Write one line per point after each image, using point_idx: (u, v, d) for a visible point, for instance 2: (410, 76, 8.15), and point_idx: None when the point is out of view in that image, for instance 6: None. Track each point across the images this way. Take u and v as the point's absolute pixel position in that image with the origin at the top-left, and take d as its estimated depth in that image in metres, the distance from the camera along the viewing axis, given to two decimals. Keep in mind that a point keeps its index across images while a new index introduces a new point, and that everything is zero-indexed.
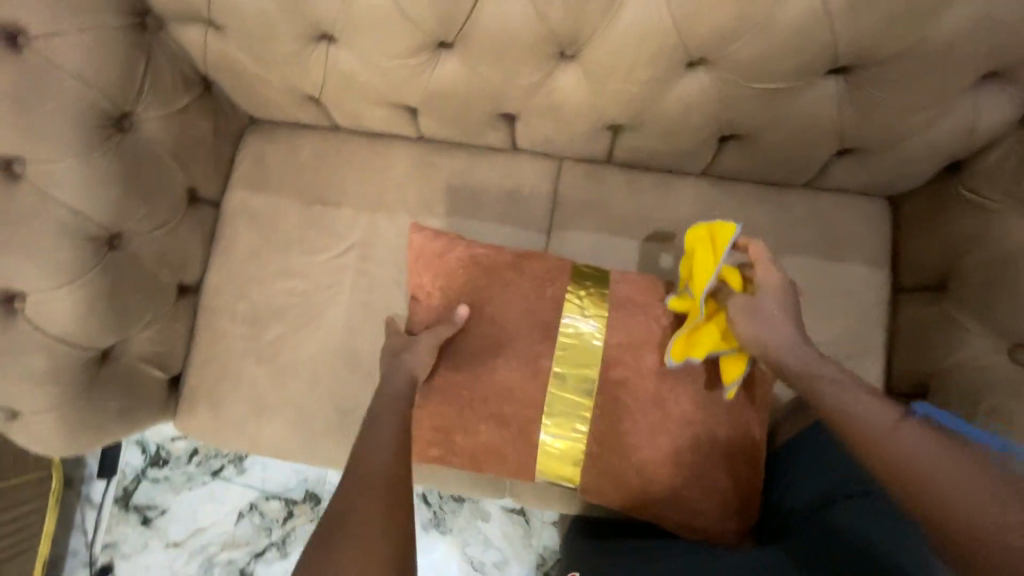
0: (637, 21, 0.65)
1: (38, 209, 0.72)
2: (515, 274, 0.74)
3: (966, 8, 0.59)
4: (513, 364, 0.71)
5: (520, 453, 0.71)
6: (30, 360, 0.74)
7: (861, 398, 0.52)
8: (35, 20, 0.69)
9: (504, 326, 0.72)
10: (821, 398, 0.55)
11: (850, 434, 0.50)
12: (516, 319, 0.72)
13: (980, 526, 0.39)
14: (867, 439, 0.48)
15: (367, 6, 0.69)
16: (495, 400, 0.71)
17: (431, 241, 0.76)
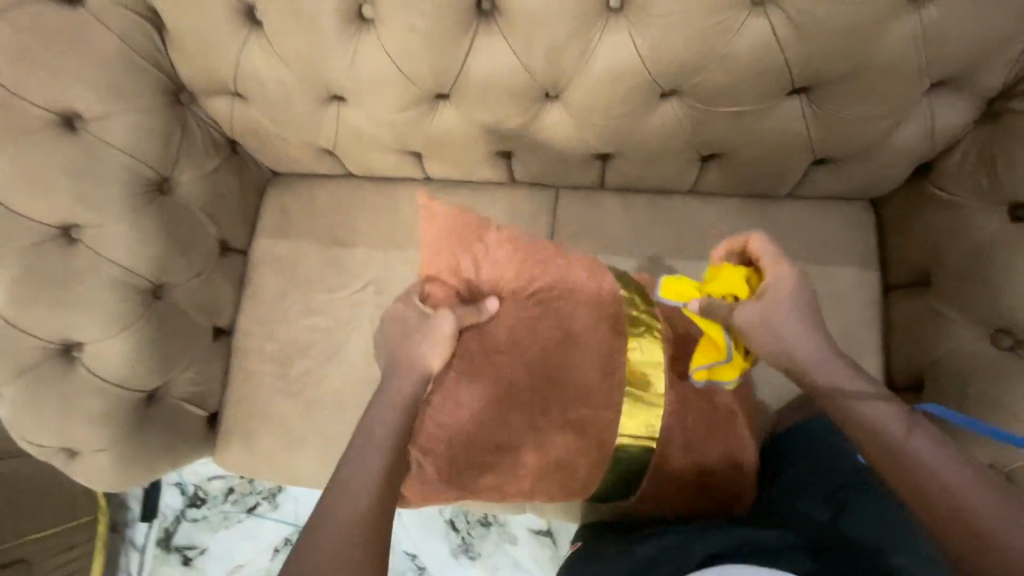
0: (610, 62, 0.73)
1: (93, 268, 0.82)
2: (564, 262, 0.77)
3: (904, 27, 0.65)
4: (551, 349, 0.74)
5: (529, 440, 0.74)
6: (89, 403, 0.83)
7: (884, 413, 0.56)
8: (88, 106, 0.79)
9: (555, 312, 0.75)
10: (841, 409, 0.58)
11: (872, 445, 0.55)
12: (568, 306, 0.76)
13: (1004, 547, 0.46)
14: (891, 452, 0.53)
15: (371, 69, 0.78)
16: (520, 382, 0.73)
17: (464, 218, 0.76)
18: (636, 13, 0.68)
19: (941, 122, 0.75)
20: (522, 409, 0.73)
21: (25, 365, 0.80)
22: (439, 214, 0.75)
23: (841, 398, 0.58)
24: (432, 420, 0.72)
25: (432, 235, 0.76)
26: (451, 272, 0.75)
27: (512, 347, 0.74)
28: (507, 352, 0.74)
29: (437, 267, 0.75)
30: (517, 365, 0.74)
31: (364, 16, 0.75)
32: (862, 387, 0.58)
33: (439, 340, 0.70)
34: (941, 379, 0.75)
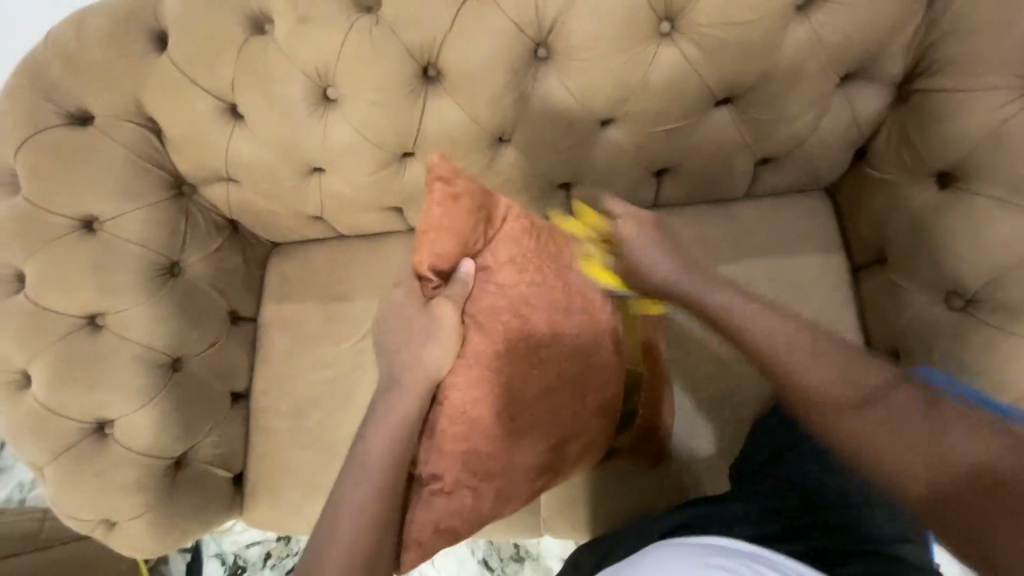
0: (547, 102, 0.81)
1: (118, 349, 0.92)
2: (567, 241, 0.78)
3: (796, 37, 0.74)
4: (575, 324, 0.73)
5: (562, 424, 0.74)
6: (123, 473, 0.91)
7: (836, 383, 0.64)
8: (103, 208, 0.91)
9: (568, 287, 0.74)
10: (791, 380, 0.66)
11: (806, 398, 0.65)
12: (587, 282, 0.76)
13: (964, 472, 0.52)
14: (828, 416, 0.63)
15: (342, 140, 0.88)
16: (549, 364, 0.71)
17: (475, 190, 0.71)
18: (560, 59, 0.78)
19: (861, 109, 0.82)
20: (536, 408, 0.72)
21: (66, 446, 0.90)
22: (454, 186, 0.69)
23: (789, 371, 0.66)
24: (463, 420, 0.69)
25: (437, 210, 0.69)
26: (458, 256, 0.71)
27: (526, 338, 0.70)
28: (531, 335, 0.71)
29: (438, 251, 0.69)
30: (532, 359, 0.70)
31: (329, 97, 0.86)
32: (809, 350, 0.67)
33: (446, 331, 0.69)
34: (912, 344, 0.80)
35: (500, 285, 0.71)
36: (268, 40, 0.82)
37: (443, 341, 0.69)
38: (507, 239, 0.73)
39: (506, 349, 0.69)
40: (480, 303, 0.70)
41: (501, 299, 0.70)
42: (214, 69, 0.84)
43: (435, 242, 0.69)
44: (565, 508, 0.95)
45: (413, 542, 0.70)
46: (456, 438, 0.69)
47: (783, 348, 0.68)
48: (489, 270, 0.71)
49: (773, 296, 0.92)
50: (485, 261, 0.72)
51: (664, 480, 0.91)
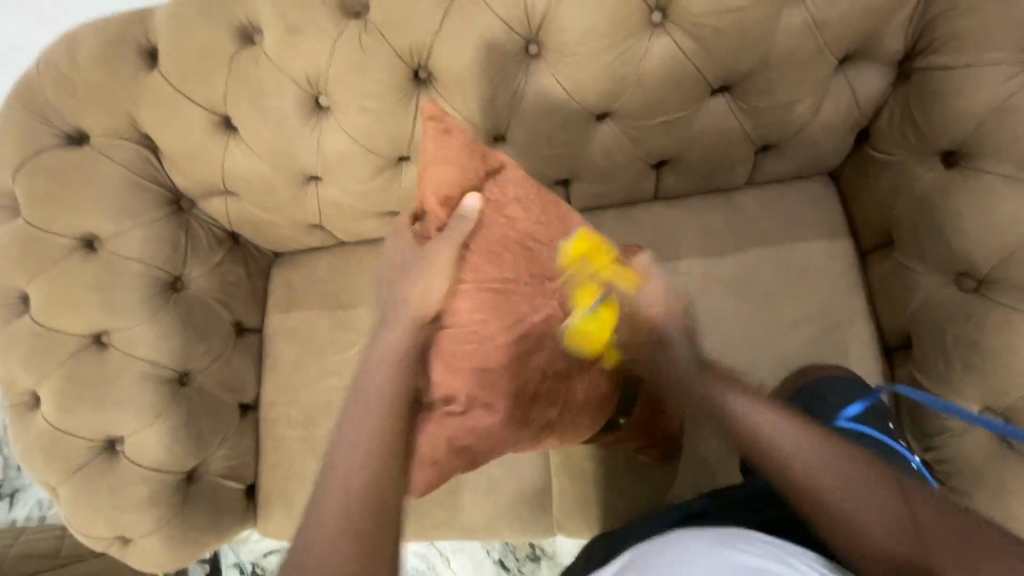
0: (541, 100, 0.81)
1: (124, 365, 0.92)
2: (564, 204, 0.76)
3: (790, 21, 0.73)
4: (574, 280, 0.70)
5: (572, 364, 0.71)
6: (135, 489, 0.92)
7: (810, 458, 0.56)
8: (103, 227, 0.91)
9: (566, 239, 0.72)
10: (768, 451, 0.58)
11: (779, 472, 0.57)
12: (588, 237, 0.74)
13: None
14: (782, 471, 0.57)
15: (336, 147, 0.87)
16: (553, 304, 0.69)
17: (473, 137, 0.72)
18: (552, 55, 0.77)
19: (861, 91, 0.80)
20: (532, 351, 0.69)
21: (78, 465, 0.91)
22: (450, 126, 0.70)
23: (766, 452, 0.58)
24: (468, 347, 0.67)
25: (436, 143, 0.69)
26: (457, 193, 0.69)
27: (530, 272, 0.69)
28: (528, 278, 0.69)
29: (441, 182, 0.69)
30: (531, 288, 0.69)
31: (321, 105, 0.86)
32: (828, 473, 0.55)
33: (445, 253, 0.66)
34: (925, 328, 0.79)
35: (507, 216, 0.69)
36: (257, 51, 0.82)
37: (448, 260, 0.67)
38: (509, 183, 0.72)
39: (502, 276, 0.68)
40: (481, 237, 0.68)
41: (504, 228, 0.69)
42: (205, 83, 0.84)
43: (435, 171, 0.69)
44: (579, 506, 0.94)
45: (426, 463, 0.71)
46: (467, 355, 0.67)
47: (787, 466, 0.57)
48: (496, 204, 0.70)
49: (782, 284, 0.91)
50: (490, 193, 0.70)
51: (677, 474, 0.90)
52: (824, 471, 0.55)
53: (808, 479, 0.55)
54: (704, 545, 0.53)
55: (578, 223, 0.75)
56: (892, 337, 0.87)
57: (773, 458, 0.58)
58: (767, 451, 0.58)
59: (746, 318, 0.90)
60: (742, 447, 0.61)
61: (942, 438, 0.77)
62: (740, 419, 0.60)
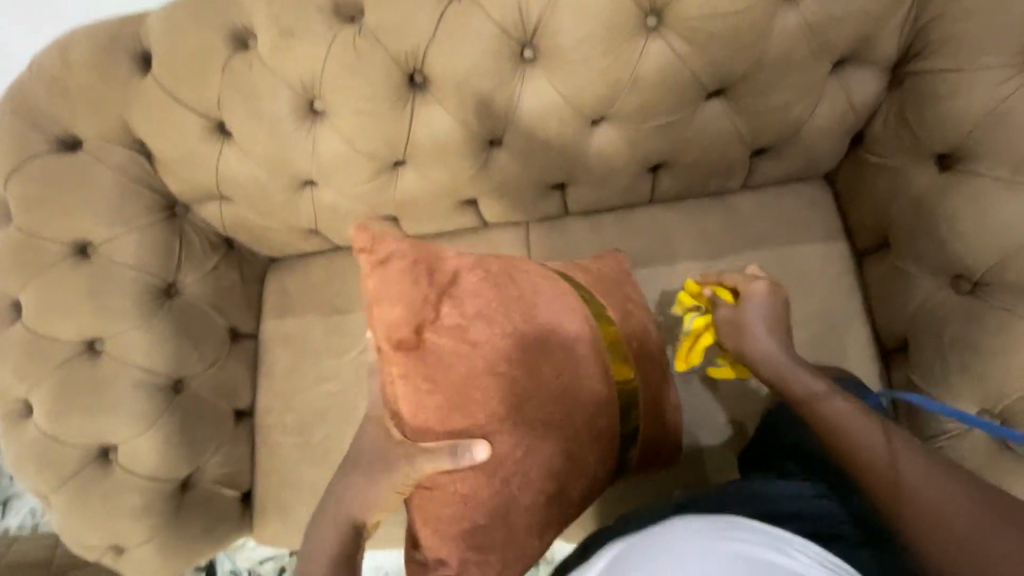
0: (537, 104, 0.80)
1: (118, 372, 0.92)
2: (533, 278, 0.72)
3: (785, 24, 0.73)
4: (549, 364, 0.67)
5: (567, 445, 0.68)
6: (129, 498, 0.91)
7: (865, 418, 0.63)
8: (96, 233, 0.91)
9: (535, 321, 0.68)
10: (821, 421, 0.65)
11: (827, 433, 0.64)
12: (554, 311, 0.70)
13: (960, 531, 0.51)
14: (826, 424, 0.64)
15: (332, 152, 0.87)
16: (534, 402, 0.65)
17: (414, 252, 0.65)
18: (547, 58, 0.77)
19: (856, 94, 0.81)
20: (526, 480, 0.65)
21: (71, 473, 0.90)
22: (388, 255, 0.64)
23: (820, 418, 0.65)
24: (455, 483, 0.63)
25: (378, 288, 0.63)
26: (407, 327, 0.62)
27: (503, 385, 0.64)
28: (498, 384, 0.64)
29: (391, 325, 0.62)
30: (505, 419, 0.63)
31: (316, 109, 0.85)
32: (864, 423, 0.62)
33: (406, 396, 0.63)
34: (921, 330, 0.79)
35: (470, 341, 0.64)
36: (252, 56, 0.82)
37: (408, 404, 0.63)
38: (463, 294, 0.66)
39: (471, 418, 0.63)
40: (444, 371, 0.62)
41: (465, 359, 0.63)
42: (198, 88, 0.84)
43: (386, 310, 0.63)
44: (577, 511, 0.94)
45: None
46: (458, 487, 0.63)
47: (825, 412, 0.65)
48: (457, 329, 0.64)
49: (779, 286, 0.91)
50: (446, 318, 0.64)
51: (675, 479, 0.90)
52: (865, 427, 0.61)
53: (845, 423, 0.63)
54: (699, 531, 0.55)
55: (542, 297, 0.70)
56: (888, 340, 0.87)
57: (816, 410, 0.66)
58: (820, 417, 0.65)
59: None
60: (798, 407, 0.69)
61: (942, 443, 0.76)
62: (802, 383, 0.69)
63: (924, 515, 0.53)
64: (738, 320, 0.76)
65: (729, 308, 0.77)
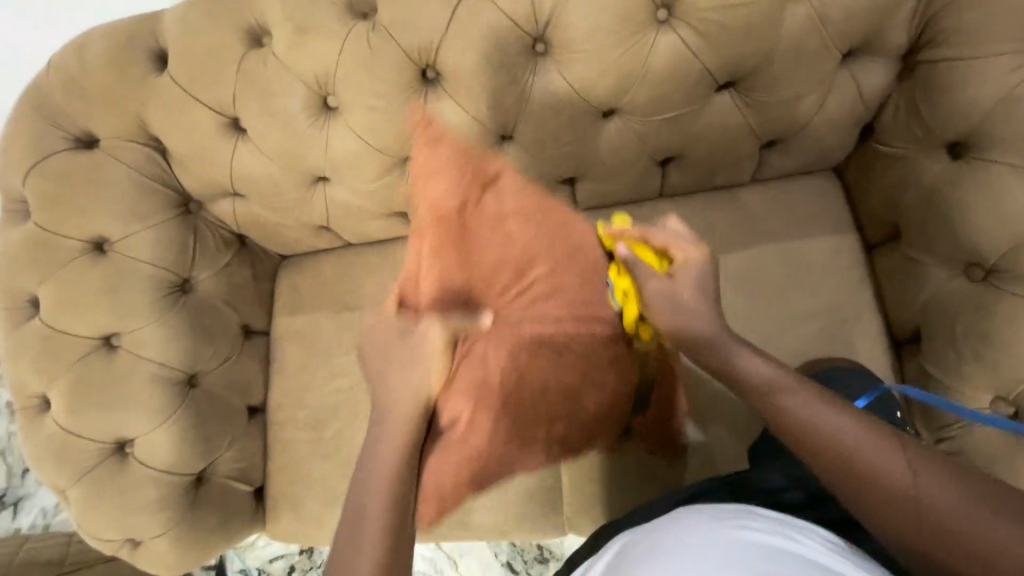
0: (549, 98, 0.81)
1: (134, 367, 0.92)
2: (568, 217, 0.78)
3: (795, 16, 0.74)
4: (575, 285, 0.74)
5: (574, 357, 0.75)
6: (145, 492, 0.91)
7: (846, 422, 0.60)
8: (113, 230, 0.92)
9: (570, 248, 0.75)
10: (799, 425, 0.61)
11: (806, 442, 0.60)
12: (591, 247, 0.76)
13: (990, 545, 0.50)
14: (804, 435, 0.60)
15: (345, 148, 0.88)
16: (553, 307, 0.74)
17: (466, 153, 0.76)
18: (559, 52, 0.77)
19: (866, 85, 0.81)
20: (539, 365, 0.74)
21: (87, 468, 0.91)
22: (442, 142, 0.77)
23: (795, 423, 0.61)
24: (471, 366, 0.71)
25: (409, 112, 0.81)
26: (456, 202, 0.71)
27: (526, 283, 0.74)
28: (525, 285, 0.73)
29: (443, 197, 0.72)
30: (522, 304, 0.73)
31: (330, 105, 0.86)
32: (860, 440, 0.58)
33: (438, 263, 0.70)
34: (934, 320, 0.79)
35: (506, 233, 0.73)
36: (266, 52, 0.83)
37: (434, 272, 0.70)
38: (510, 197, 0.75)
39: (489, 300, 0.73)
40: (483, 253, 0.72)
41: (502, 246, 0.72)
42: (213, 84, 0.85)
43: (434, 186, 0.72)
44: (588, 504, 0.94)
45: (425, 496, 0.68)
46: (470, 365, 0.71)
47: (820, 425, 0.60)
48: (495, 217, 0.73)
49: (789, 279, 0.91)
50: (488, 205, 0.73)
51: (687, 472, 0.90)
52: (853, 439, 0.58)
53: (844, 444, 0.58)
54: (709, 517, 0.56)
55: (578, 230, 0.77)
56: (901, 331, 0.87)
57: (802, 421, 0.61)
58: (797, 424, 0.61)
59: (754, 313, 0.90)
60: (764, 407, 0.65)
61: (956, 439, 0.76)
62: (781, 383, 0.64)
63: (947, 533, 0.52)
64: (671, 291, 0.70)
65: (663, 278, 0.70)
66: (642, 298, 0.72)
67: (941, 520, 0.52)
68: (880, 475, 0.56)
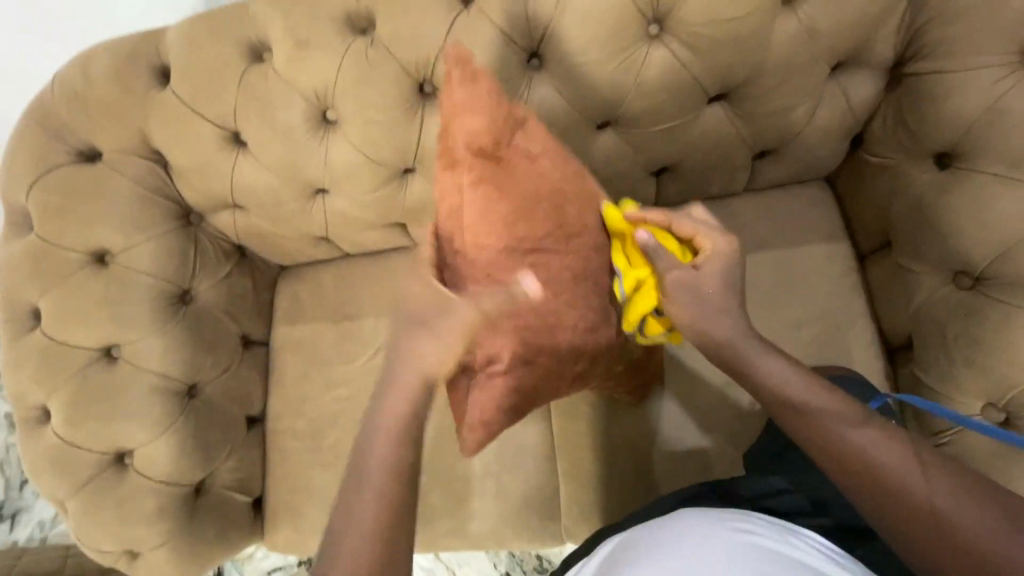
0: (544, 110, 0.83)
1: (134, 378, 0.93)
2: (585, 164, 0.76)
3: (783, 30, 0.75)
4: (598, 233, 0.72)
5: (602, 303, 0.74)
6: (143, 502, 0.92)
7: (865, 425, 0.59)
8: (114, 242, 0.93)
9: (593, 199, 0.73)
10: (815, 431, 0.60)
11: (821, 448, 0.60)
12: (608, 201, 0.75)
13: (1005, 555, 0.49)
14: (820, 438, 0.60)
15: (343, 160, 0.89)
16: (581, 255, 0.71)
17: (479, 83, 0.67)
18: (553, 65, 0.79)
19: (854, 97, 0.83)
20: (570, 307, 0.71)
21: (86, 479, 0.91)
22: (478, 73, 0.67)
23: (812, 424, 0.61)
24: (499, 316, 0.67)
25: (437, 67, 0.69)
26: (489, 136, 0.66)
27: (557, 230, 0.69)
28: (557, 229, 0.69)
29: (476, 131, 0.66)
30: (554, 243, 0.69)
31: (329, 118, 0.88)
32: (880, 446, 0.57)
33: (473, 200, 0.67)
34: (926, 327, 0.80)
35: (540, 172, 0.69)
36: (267, 67, 0.85)
37: (476, 209, 0.67)
38: (540, 135, 0.70)
39: (521, 232, 0.68)
40: (519, 189, 0.67)
41: (535, 184, 0.68)
42: (215, 98, 0.86)
43: (465, 120, 0.66)
44: (586, 512, 0.94)
45: (477, 419, 0.75)
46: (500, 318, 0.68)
47: (837, 431, 0.59)
48: (527, 156, 0.68)
49: (782, 287, 0.92)
50: (519, 145, 0.68)
51: (683, 480, 0.90)
52: (869, 445, 0.57)
53: (864, 453, 0.57)
54: (708, 521, 0.56)
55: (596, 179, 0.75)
56: (894, 338, 0.88)
57: (821, 425, 0.60)
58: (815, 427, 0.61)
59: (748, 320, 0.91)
60: (780, 413, 0.64)
61: (952, 445, 0.77)
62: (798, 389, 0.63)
63: (960, 541, 0.51)
64: (697, 282, 0.67)
65: (689, 270, 0.67)
66: (660, 286, 0.68)
67: (955, 529, 0.51)
68: (903, 484, 0.54)
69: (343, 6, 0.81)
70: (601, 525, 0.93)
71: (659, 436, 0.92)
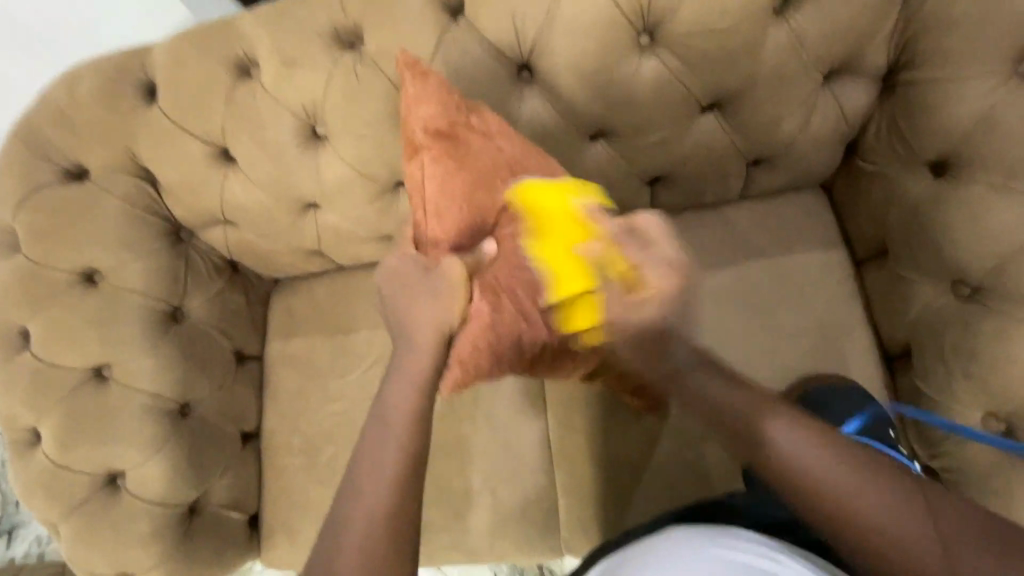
0: (535, 122, 0.82)
1: (125, 399, 0.92)
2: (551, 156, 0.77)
3: (775, 41, 0.75)
4: None
5: None
6: (137, 524, 0.90)
7: (833, 461, 0.56)
8: (102, 261, 0.92)
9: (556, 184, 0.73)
10: (781, 463, 0.58)
11: (792, 481, 0.57)
12: (572, 189, 0.75)
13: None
14: (789, 467, 0.57)
15: (334, 175, 0.88)
16: None
17: (430, 73, 0.70)
18: (543, 78, 0.78)
19: (848, 105, 0.82)
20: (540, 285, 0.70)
21: (79, 501, 0.90)
22: (429, 69, 0.70)
23: (778, 454, 0.58)
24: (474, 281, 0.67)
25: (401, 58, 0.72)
26: (438, 122, 0.69)
27: (512, 210, 0.70)
28: (511, 209, 0.70)
29: (430, 118, 0.69)
30: None
31: (318, 133, 0.87)
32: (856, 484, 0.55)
33: (429, 178, 0.69)
34: (924, 336, 0.79)
35: (493, 153, 0.70)
36: (255, 83, 0.84)
37: (434, 183, 0.68)
38: (494, 122, 0.72)
39: (476, 209, 0.69)
40: (473, 166, 0.69)
41: (488, 165, 0.69)
42: (203, 116, 0.85)
43: (420, 108, 0.69)
44: (583, 526, 0.93)
45: (453, 359, 0.68)
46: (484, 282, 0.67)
47: (796, 464, 0.57)
48: (479, 137, 0.70)
49: (778, 295, 0.91)
50: (473, 128, 0.70)
51: (682, 493, 0.90)
52: (829, 475, 0.56)
53: (833, 494, 0.55)
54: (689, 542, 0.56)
55: (560, 167, 0.76)
56: (892, 346, 0.87)
57: (781, 458, 0.58)
58: (787, 462, 0.58)
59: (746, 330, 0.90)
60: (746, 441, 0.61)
61: (949, 450, 0.76)
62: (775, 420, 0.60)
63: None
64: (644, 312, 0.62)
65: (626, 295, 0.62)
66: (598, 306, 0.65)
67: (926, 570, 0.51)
68: (862, 522, 0.53)
69: (329, 21, 0.80)
70: (601, 540, 0.92)
71: (659, 449, 0.92)
